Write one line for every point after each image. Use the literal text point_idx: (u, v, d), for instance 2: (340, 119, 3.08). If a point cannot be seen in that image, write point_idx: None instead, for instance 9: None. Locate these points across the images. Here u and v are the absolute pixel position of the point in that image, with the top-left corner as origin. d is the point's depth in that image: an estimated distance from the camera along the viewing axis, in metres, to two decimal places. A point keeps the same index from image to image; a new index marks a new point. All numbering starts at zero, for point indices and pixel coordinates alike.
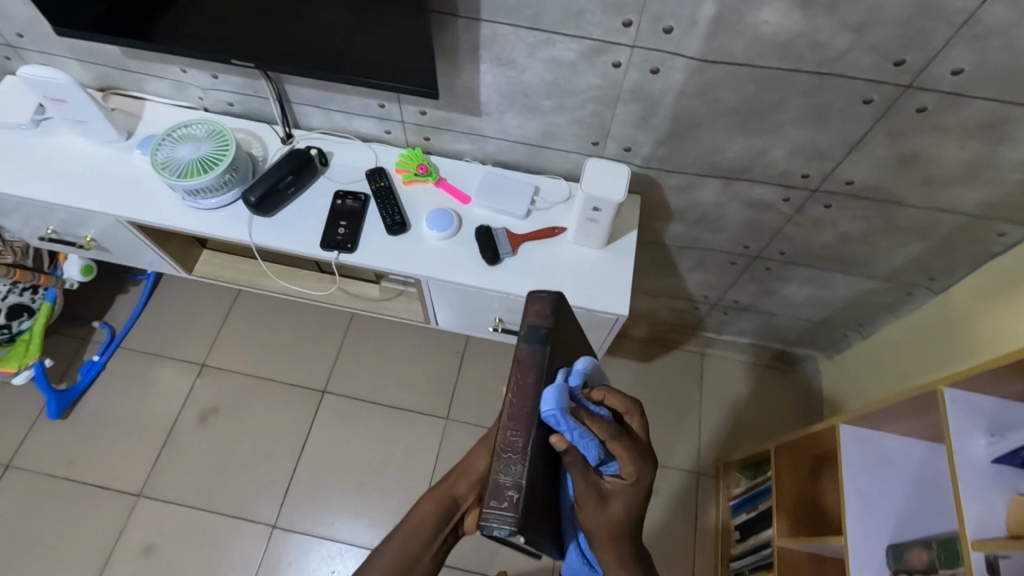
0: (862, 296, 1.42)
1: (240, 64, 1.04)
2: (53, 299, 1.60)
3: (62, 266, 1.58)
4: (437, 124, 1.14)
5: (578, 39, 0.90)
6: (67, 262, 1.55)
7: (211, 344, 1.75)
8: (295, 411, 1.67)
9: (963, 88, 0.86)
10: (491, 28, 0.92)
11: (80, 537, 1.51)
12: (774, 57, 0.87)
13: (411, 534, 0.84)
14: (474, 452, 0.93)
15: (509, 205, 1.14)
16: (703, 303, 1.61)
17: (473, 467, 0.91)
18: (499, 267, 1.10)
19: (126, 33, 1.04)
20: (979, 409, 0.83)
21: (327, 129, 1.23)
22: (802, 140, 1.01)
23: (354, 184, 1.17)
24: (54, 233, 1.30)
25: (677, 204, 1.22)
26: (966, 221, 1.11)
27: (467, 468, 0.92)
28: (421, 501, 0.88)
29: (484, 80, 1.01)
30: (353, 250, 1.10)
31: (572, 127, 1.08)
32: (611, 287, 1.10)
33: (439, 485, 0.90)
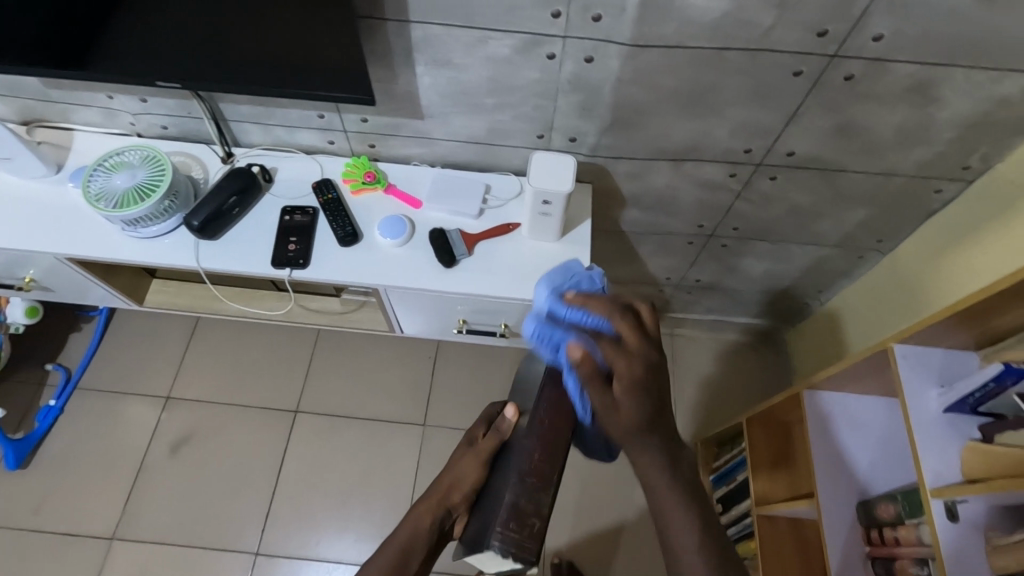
0: (816, 264, 1.46)
1: (168, 85, 1.01)
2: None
3: (5, 310, 1.51)
4: (380, 130, 1.13)
5: (510, 34, 0.89)
6: (10, 306, 1.49)
7: (174, 375, 1.70)
8: (269, 434, 1.64)
9: (887, 54, 0.88)
10: (422, 29, 0.90)
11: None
12: (705, 38, 0.87)
13: (407, 534, 0.82)
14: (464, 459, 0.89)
15: (462, 205, 1.13)
16: (666, 285, 1.63)
17: (467, 477, 0.87)
18: (456, 269, 1.10)
19: (42, 62, 1.00)
20: (928, 363, 0.85)
21: (269, 145, 1.20)
22: (743, 117, 1.02)
23: (302, 199, 1.15)
24: None
25: (629, 191, 1.23)
26: (905, 183, 1.15)
27: (461, 473, 0.87)
28: (417, 509, 0.85)
29: (422, 83, 0.99)
30: (307, 266, 1.08)
31: (516, 123, 1.07)
32: None
33: (432, 493, 0.87)
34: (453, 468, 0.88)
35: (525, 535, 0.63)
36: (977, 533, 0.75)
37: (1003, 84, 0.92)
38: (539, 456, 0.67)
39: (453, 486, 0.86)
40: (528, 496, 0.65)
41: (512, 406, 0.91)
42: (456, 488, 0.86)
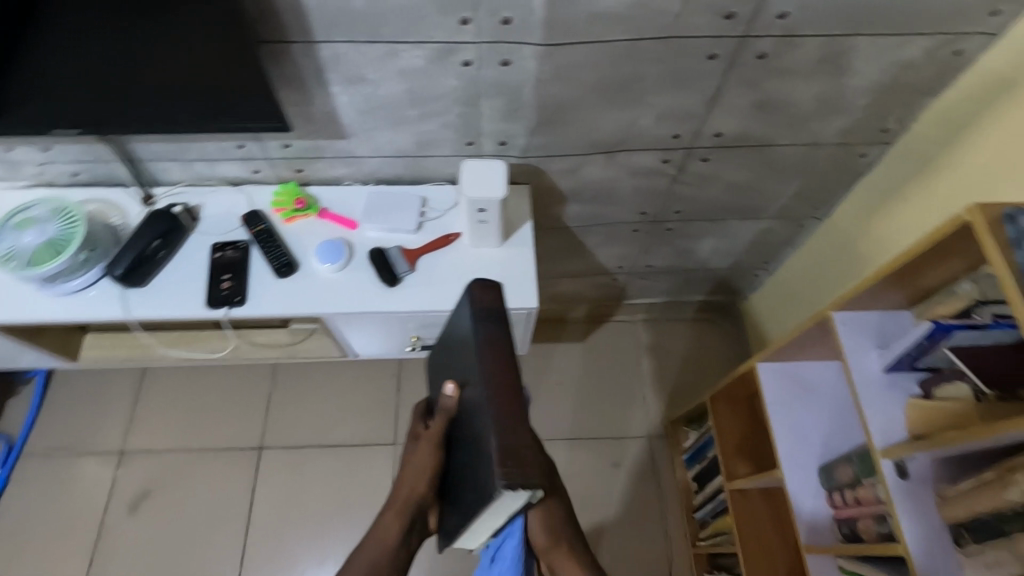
0: (759, 237, 1.49)
1: (67, 133, 0.95)
2: None
3: None
4: (305, 154, 1.09)
5: (421, 45, 0.87)
6: None
7: (126, 427, 1.62)
8: (234, 475, 1.58)
9: (794, 30, 0.90)
10: (330, 48, 0.87)
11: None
12: (616, 30, 0.87)
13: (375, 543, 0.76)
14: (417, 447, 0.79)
15: (400, 222, 1.11)
16: (619, 273, 1.64)
17: (421, 468, 0.78)
18: (401, 287, 1.07)
19: None
20: (868, 325, 0.88)
21: (191, 181, 1.15)
22: (666, 104, 1.02)
23: (232, 234, 1.10)
24: None
25: (567, 187, 1.23)
26: (830, 150, 1.18)
27: (420, 463, 0.78)
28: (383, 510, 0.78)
29: (339, 102, 0.97)
30: (244, 302, 1.04)
31: (443, 132, 1.05)
32: (517, 282, 1.09)
33: (393, 496, 0.79)
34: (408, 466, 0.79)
35: (525, 467, 0.59)
36: (927, 488, 0.77)
37: (907, 47, 0.95)
38: (502, 397, 0.63)
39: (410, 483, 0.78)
40: (507, 430, 0.60)
41: (448, 384, 0.78)
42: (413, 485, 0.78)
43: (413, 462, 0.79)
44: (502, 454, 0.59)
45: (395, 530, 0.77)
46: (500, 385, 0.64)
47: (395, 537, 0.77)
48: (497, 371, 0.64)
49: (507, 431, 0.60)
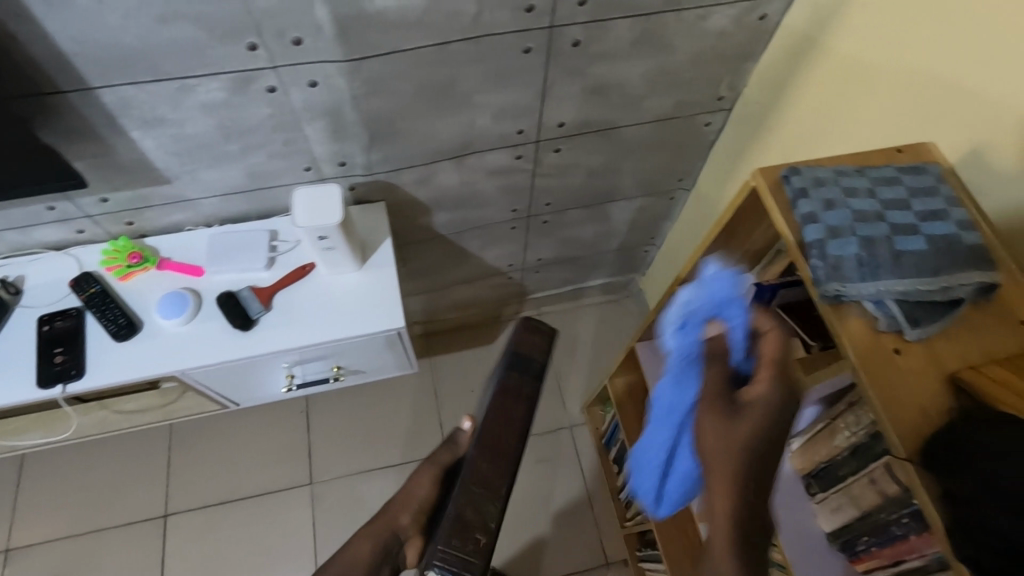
0: (637, 215, 1.51)
1: None
2: None
3: None
4: (130, 205, 1.02)
5: (214, 77, 0.82)
6: None
7: (10, 523, 1.49)
8: (140, 550, 1.48)
9: (599, 15, 0.90)
10: (113, 93, 0.81)
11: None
12: (418, 36, 0.85)
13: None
14: (417, 476, 0.70)
15: (247, 260, 1.05)
16: (512, 271, 1.63)
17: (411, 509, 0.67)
18: (256, 330, 1.02)
19: None
20: None
21: (9, 252, 1.05)
22: (497, 102, 1.01)
23: (62, 302, 1.02)
24: None
25: (427, 198, 1.20)
26: (674, 124, 1.20)
27: (412, 490, 0.68)
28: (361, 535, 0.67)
29: (146, 146, 0.90)
30: (82, 373, 0.96)
31: (273, 162, 1.00)
32: (381, 303, 1.06)
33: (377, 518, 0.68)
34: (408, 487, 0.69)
35: (472, 553, 0.49)
36: None
37: (714, 18, 0.97)
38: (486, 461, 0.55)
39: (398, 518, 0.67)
40: (476, 506, 0.52)
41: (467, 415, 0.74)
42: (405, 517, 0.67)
43: (413, 491, 0.68)
44: (451, 524, 0.50)
45: (366, 560, 0.63)
46: (498, 422, 0.58)
47: (364, 565, 0.63)
48: (472, 464, 0.55)
49: (471, 501, 0.52)
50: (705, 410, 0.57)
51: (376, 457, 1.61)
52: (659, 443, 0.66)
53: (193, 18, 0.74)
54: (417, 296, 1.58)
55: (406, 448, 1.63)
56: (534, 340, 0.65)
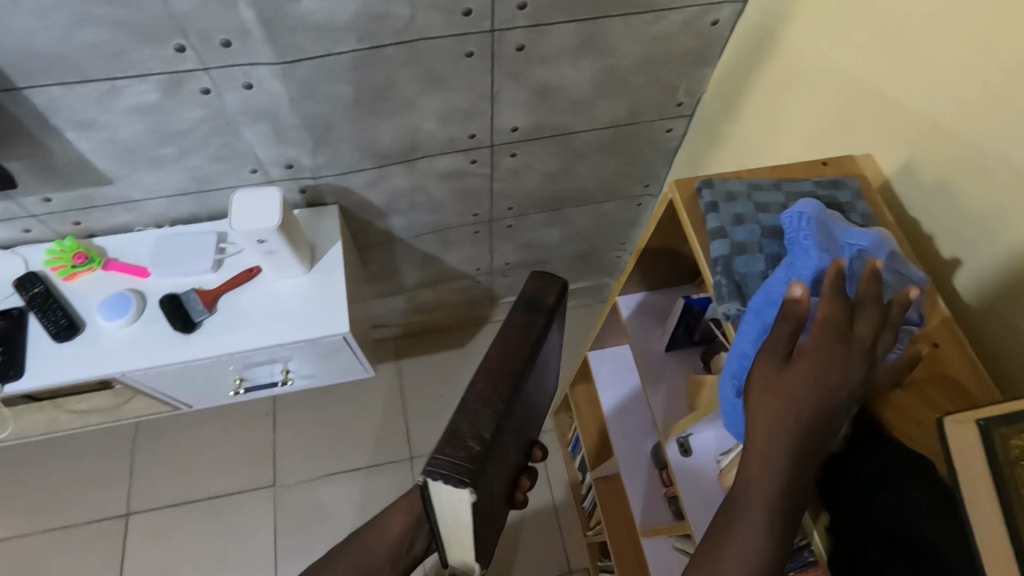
0: (604, 220, 1.49)
1: None
2: None
3: None
4: (73, 206, 1.01)
5: (143, 79, 0.81)
6: None
7: None
8: (100, 550, 1.48)
9: (539, 19, 0.89)
10: (41, 95, 0.80)
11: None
12: (350, 40, 0.83)
13: (379, 538, 0.79)
14: None
15: (191, 262, 1.04)
16: (480, 275, 1.61)
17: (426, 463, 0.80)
18: (199, 333, 1.01)
19: None
20: (653, 305, 0.90)
21: None
22: (443, 106, 0.99)
23: (5, 301, 1.01)
24: None
25: (382, 201, 1.18)
26: (633, 130, 1.18)
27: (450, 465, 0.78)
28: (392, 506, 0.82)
29: (82, 148, 0.89)
30: (20, 375, 0.96)
31: (215, 164, 0.99)
32: (326, 307, 1.05)
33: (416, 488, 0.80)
34: None
35: (463, 457, 0.53)
36: (712, 461, 0.78)
37: (661, 23, 0.95)
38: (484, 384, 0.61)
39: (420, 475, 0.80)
40: (469, 419, 0.57)
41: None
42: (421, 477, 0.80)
43: None
44: (446, 438, 0.55)
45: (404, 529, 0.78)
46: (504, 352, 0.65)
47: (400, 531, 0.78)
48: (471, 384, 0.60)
49: (466, 417, 0.57)
50: (755, 374, 0.50)
51: (339, 461, 1.60)
52: (731, 371, 0.55)
53: (111, 19, 0.73)
54: (382, 299, 1.57)
55: (371, 451, 1.62)
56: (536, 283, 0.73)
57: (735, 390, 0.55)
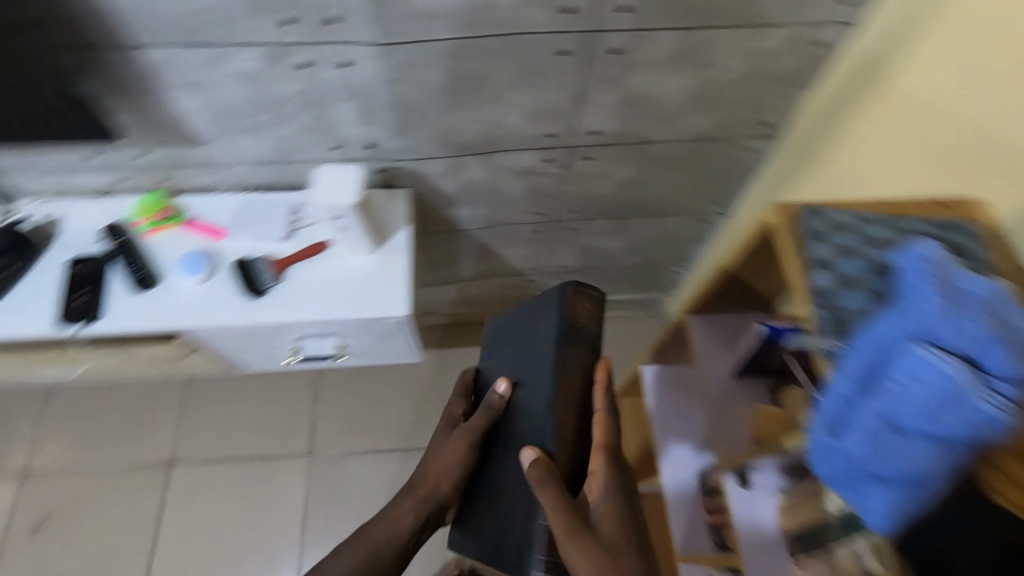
0: (668, 234, 1.46)
1: None
2: None
3: None
4: (165, 163, 1.05)
5: (248, 47, 0.83)
6: None
7: (31, 447, 1.57)
8: (142, 493, 1.54)
9: (640, 24, 0.87)
10: (153, 53, 0.83)
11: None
12: (450, 28, 0.83)
13: (383, 537, 0.81)
14: (450, 448, 0.85)
15: (268, 230, 1.07)
16: (534, 275, 1.60)
17: (459, 462, 0.84)
18: (266, 298, 1.04)
19: None
20: (722, 327, 0.87)
21: (55, 193, 1.10)
22: (529, 103, 0.99)
23: (91, 246, 1.06)
24: None
25: (453, 191, 1.19)
26: (714, 145, 1.15)
27: (446, 464, 0.84)
28: (403, 494, 0.85)
29: (182, 108, 0.93)
30: (98, 318, 1.00)
31: (302, 136, 1.01)
32: (388, 289, 1.06)
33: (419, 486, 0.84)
34: (441, 457, 0.85)
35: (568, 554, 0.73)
36: (768, 499, 0.78)
37: (764, 39, 0.92)
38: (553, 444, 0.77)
39: (449, 467, 0.84)
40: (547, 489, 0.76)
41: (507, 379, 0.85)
42: (449, 468, 0.84)
43: (450, 456, 0.84)
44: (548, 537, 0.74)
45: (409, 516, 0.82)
46: (568, 411, 0.79)
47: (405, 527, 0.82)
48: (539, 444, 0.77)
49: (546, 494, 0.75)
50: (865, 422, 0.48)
51: (374, 440, 1.63)
52: (827, 408, 0.52)
53: None
54: (435, 287, 1.58)
55: (405, 435, 1.63)
56: (583, 306, 0.84)
57: (826, 426, 0.52)
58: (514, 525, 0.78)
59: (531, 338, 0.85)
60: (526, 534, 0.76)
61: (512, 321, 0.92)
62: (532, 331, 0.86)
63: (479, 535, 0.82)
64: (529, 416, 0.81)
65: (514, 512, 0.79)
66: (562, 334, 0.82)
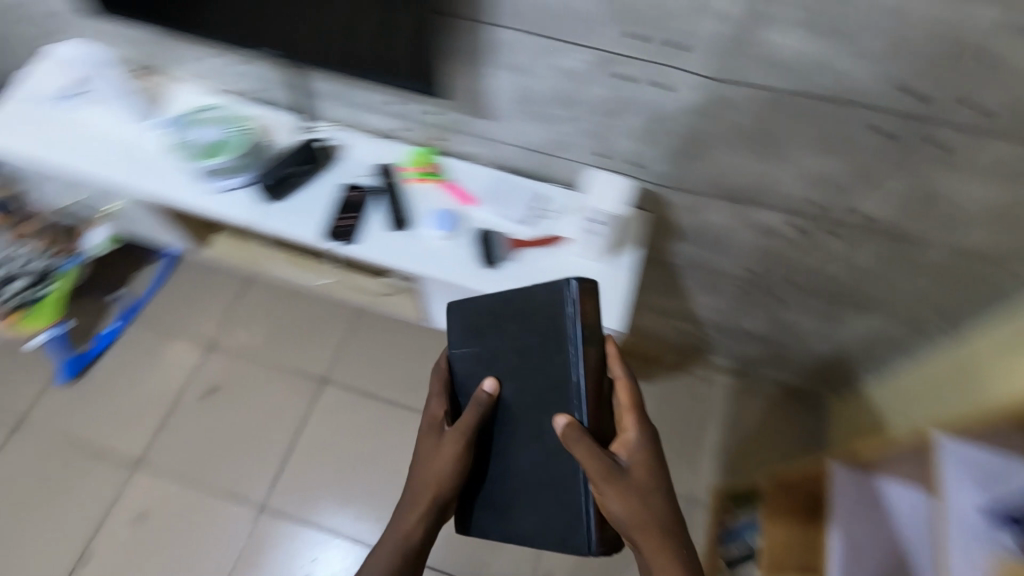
0: (874, 334, 1.36)
1: (269, 53, 1.02)
2: (79, 267, 1.61)
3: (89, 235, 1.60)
4: (449, 125, 1.15)
5: (585, 49, 0.89)
6: (93, 232, 1.58)
7: (219, 324, 1.78)
8: (294, 397, 1.69)
9: (981, 125, 0.82)
10: (501, 33, 0.92)
11: (72, 511, 1.53)
12: (783, 79, 0.84)
13: (400, 534, 0.86)
14: (441, 453, 0.86)
15: (514, 211, 1.15)
16: (709, 326, 1.57)
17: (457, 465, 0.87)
18: (495, 272, 1.10)
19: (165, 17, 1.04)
20: (982, 465, 0.76)
21: (346, 124, 1.24)
22: (813, 167, 0.97)
23: (363, 178, 1.18)
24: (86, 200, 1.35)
25: (686, 225, 1.20)
26: (984, 264, 1.06)
27: (440, 470, 0.86)
28: (405, 506, 0.87)
29: (495, 85, 1.01)
30: (353, 242, 1.12)
31: (580, 137, 1.06)
32: (606, 300, 1.08)
33: (421, 493, 0.86)
34: (433, 467, 0.86)
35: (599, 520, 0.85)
36: None
37: None
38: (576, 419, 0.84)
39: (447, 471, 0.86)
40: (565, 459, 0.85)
41: (491, 378, 0.89)
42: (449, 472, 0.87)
43: (442, 463, 0.86)
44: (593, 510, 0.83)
45: (417, 524, 0.86)
46: (596, 397, 0.83)
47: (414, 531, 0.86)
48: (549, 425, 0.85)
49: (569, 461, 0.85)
50: None
51: None
52: None
53: None
54: None
55: None
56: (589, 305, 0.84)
57: None
58: (549, 514, 0.86)
59: (532, 326, 0.87)
60: (573, 519, 0.84)
61: (478, 310, 0.93)
62: (529, 321, 0.88)
63: (509, 525, 0.90)
64: (531, 403, 0.87)
65: (546, 504, 0.87)
66: (581, 336, 0.82)
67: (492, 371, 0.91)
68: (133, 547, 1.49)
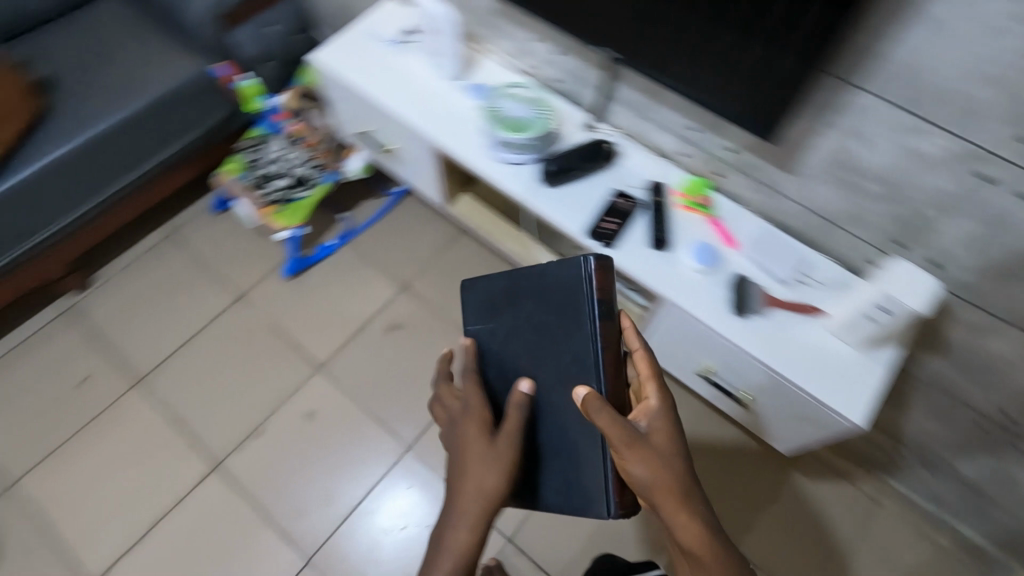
0: None
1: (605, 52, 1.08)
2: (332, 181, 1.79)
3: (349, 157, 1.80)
4: (739, 166, 1.14)
5: (951, 137, 0.85)
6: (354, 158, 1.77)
7: (418, 270, 1.92)
8: None
9: None
10: (862, 97, 0.90)
11: (261, 386, 1.72)
12: None
13: (454, 552, 0.82)
14: (481, 466, 0.82)
15: (776, 267, 1.12)
16: (908, 451, 1.42)
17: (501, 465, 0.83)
18: (743, 321, 1.08)
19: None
20: None
21: (628, 133, 1.28)
22: None
23: (634, 190, 1.21)
24: (369, 134, 1.49)
25: (955, 342, 1.09)
26: None
27: (481, 480, 0.82)
28: (452, 525, 0.82)
29: (819, 142, 0.99)
30: (612, 247, 1.15)
31: (884, 218, 1.01)
32: (853, 389, 1.02)
33: (462, 504, 0.82)
34: (473, 478, 0.82)
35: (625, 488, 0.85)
36: None
37: None
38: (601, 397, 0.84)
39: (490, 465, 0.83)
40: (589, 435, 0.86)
41: (526, 379, 0.88)
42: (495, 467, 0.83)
43: (482, 473, 0.82)
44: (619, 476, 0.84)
45: (472, 539, 0.82)
46: (616, 367, 0.85)
47: (466, 545, 0.82)
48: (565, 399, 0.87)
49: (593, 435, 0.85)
50: None
51: None
52: None
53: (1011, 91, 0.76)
54: None
55: None
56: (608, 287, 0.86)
57: None
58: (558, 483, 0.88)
59: (549, 305, 0.90)
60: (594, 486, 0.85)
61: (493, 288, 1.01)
62: (548, 304, 0.90)
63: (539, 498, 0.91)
64: (553, 378, 0.89)
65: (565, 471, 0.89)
66: (599, 312, 0.84)
67: (531, 374, 0.91)
68: (297, 439, 1.66)
